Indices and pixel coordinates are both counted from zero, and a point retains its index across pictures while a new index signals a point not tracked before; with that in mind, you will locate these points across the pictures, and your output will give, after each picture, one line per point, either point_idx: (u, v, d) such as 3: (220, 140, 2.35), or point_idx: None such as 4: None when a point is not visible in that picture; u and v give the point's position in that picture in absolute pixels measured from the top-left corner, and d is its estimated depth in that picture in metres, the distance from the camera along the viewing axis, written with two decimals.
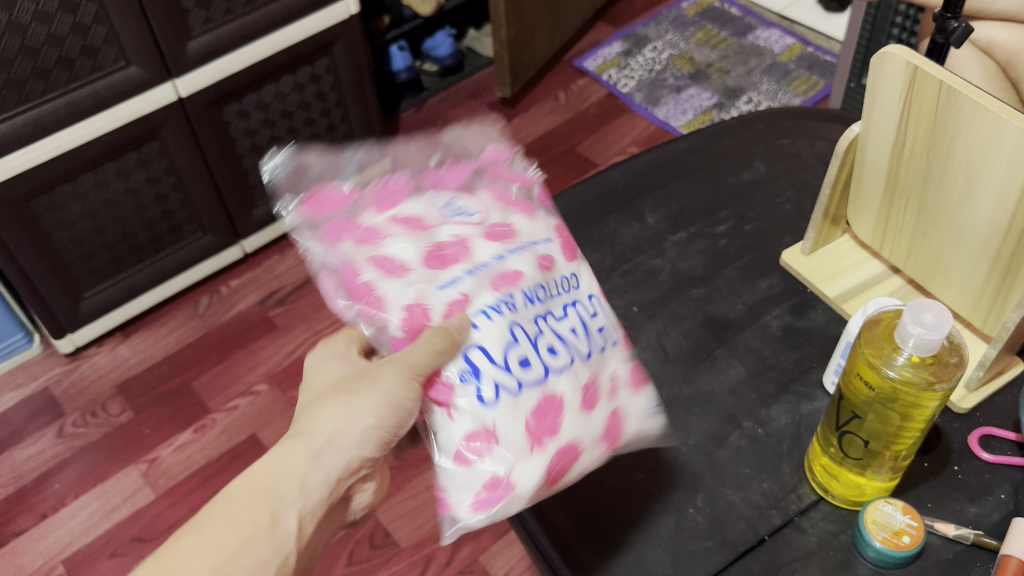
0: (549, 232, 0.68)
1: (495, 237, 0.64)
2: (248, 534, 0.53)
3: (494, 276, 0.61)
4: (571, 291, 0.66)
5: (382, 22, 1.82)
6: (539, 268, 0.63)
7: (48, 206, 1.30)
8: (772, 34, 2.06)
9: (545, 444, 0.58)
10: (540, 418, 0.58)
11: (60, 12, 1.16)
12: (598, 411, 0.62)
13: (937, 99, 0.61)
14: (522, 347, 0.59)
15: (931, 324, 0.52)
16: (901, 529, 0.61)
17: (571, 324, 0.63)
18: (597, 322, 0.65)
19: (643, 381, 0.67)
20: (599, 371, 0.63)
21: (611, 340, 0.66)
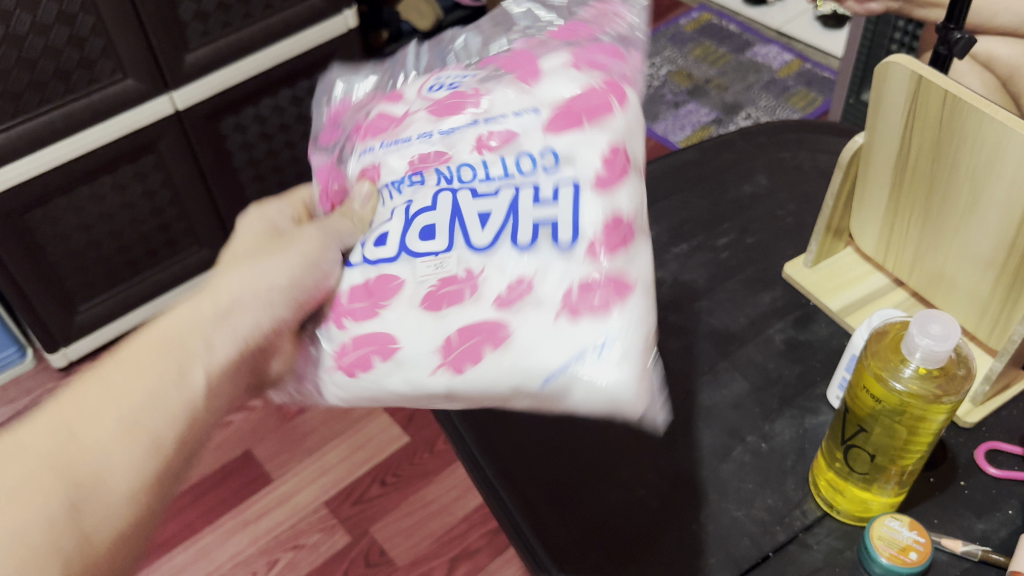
0: (544, 102, 0.57)
1: (444, 109, 0.59)
2: (151, 387, 0.51)
3: (417, 156, 0.58)
4: (530, 169, 0.54)
5: (381, 37, 1.84)
6: (474, 149, 0.56)
7: (44, 218, 1.30)
8: (771, 51, 2.07)
9: (442, 314, 0.53)
10: (452, 297, 0.53)
11: (57, 24, 1.15)
12: (517, 300, 0.52)
13: (942, 110, 0.60)
14: (437, 215, 0.55)
15: (939, 335, 0.51)
16: (908, 546, 0.60)
17: (486, 208, 0.54)
18: (538, 210, 0.53)
19: (595, 310, 0.51)
20: (491, 267, 0.53)
21: (553, 238, 0.52)
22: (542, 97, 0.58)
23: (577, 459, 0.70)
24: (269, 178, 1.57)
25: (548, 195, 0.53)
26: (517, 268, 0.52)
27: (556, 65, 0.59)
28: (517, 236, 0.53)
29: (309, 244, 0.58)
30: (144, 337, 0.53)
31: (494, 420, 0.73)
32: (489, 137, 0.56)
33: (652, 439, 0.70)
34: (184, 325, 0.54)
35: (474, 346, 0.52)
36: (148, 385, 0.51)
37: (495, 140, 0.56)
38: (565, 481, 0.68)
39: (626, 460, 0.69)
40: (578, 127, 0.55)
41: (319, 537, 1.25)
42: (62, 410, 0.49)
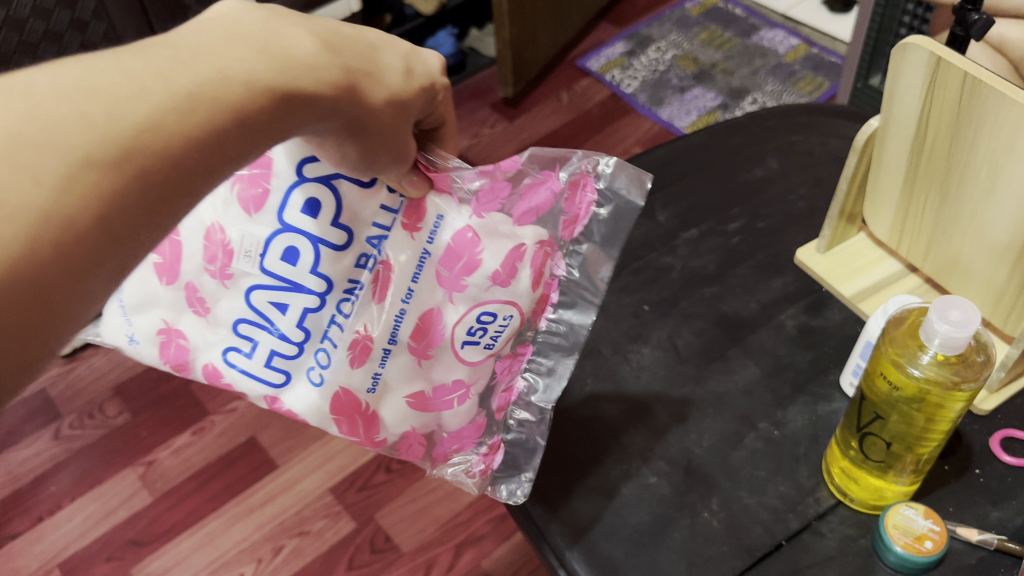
0: (398, 386, 0.61)
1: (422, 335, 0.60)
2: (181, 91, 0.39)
3: (438, 261, 0.59)
4: (321, 348, 0.60)
5: (384, 21, 1.83)
6: (356, 333, 0.59)
7: None
8: (776, 35, 2.05)
9: (206, 266, 0.59)
10: (198, 305, 0.61)
11: (59, 8, 1.14)
12: (191, 305, 0.61)
13: (961, 92, 0.59)
14: (287, 292, 0.58)
15: (959, 321, 0.51)
16: (923, 534, 0.59)
17: (295, 324, 0.59)
18: (259, 359, 0.60)
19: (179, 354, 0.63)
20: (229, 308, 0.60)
21: (242, 355, 0.61)
22: (397, 385, 0.61)
23: (588, 447, 0.69)
24: None
25: (246, 348, 0.60)
26: (212, 314, 0.61)
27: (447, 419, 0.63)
28: (238, 320, 0.60)
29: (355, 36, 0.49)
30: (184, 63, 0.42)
31: None
32: (356, 354, 0.60)
33: (663, 427, 0.70)
34: (227, 75, 0.41)
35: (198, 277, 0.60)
36: (120, 107, 0.37)
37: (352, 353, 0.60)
38: (576, 468, 0.68)
39: (636, 447, 0.69)
40: (338, 417, 0.61)
41: (324, 523, 1.25)
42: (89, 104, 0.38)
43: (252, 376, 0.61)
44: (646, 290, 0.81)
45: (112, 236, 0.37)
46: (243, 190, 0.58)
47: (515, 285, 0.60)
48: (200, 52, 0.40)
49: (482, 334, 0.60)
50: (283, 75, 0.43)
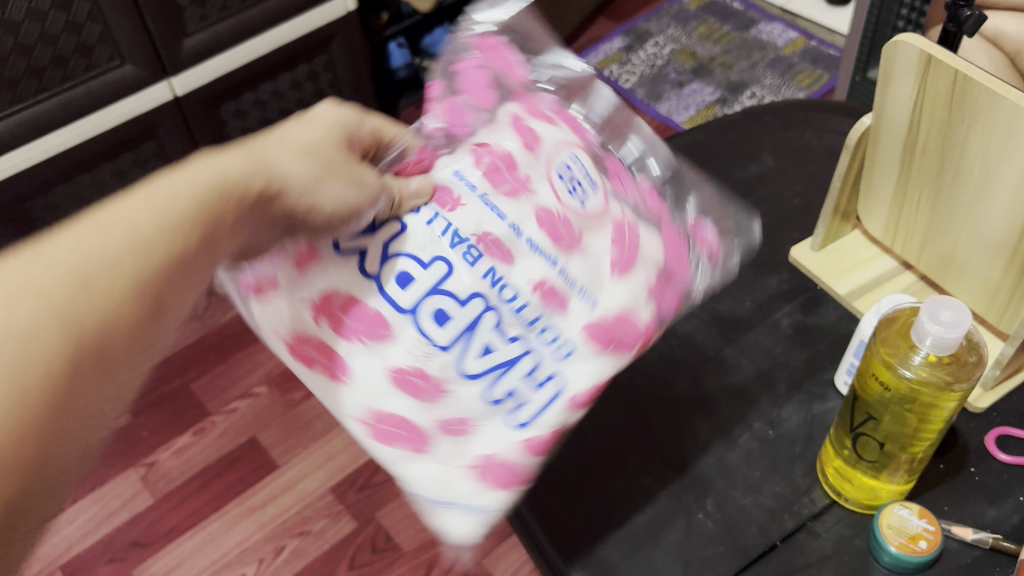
0: (591, 314, 0.57)
1: (553, 284, 0.55)
2: (143, 230, 0.44)
3: (486, 234, 0.54)
4: (534, 344, 0.55)
5: (381, 19, 1.82)
6: (531, 286, 0.54)
7: (44, 206, 1.29)
8: (775, 28, 2.04)
9: (359, 376, 0.55)
10: (400, 404, 0.55)
11: (53, 10, 1.14)
12: (440, 436, 0.56)
13: (951, 89, 0.59)
14: (433, 299, 0.53)
15: (950, 321, 0.50)
16: (918, 534, 0.59)
17: (482, 343, 0.54)
18: (521, 379, 0.55)
19: (464, 428, 0.56)
20: (437, 363, 0.53)
21: (489, 398, 0.55)
22: (594, 297, 0.57)
23: (582, 450, 0.69)
24: None
25: (526, 379, 0.55)
26: (445, 389, 0.54)
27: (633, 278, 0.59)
28: (486, 387, 0.54)
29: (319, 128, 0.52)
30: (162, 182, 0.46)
31: None
32: (545, 295, 0.55)
33: (657, 427, 0.70)
34: (119, 221, 0.44)
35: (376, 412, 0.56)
36: (111, 262, 0.43)
37: (548, 288, 0.55)
38: (571, 471, 0.67)
39: (630, 448, 0.69)
40: (603, 348, 0.57)
41: (325, 523, 1.25)
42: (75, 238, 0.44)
43: (541, 409, 0.56)
44: None
45: (122, 353, 0.45)
46: (251, 284, 0.58)
47: (543, 149, 0.60)
48: (162, 190, 0.46)
49: (570, 185, 0.58)
50: (268, 189, 0.48)
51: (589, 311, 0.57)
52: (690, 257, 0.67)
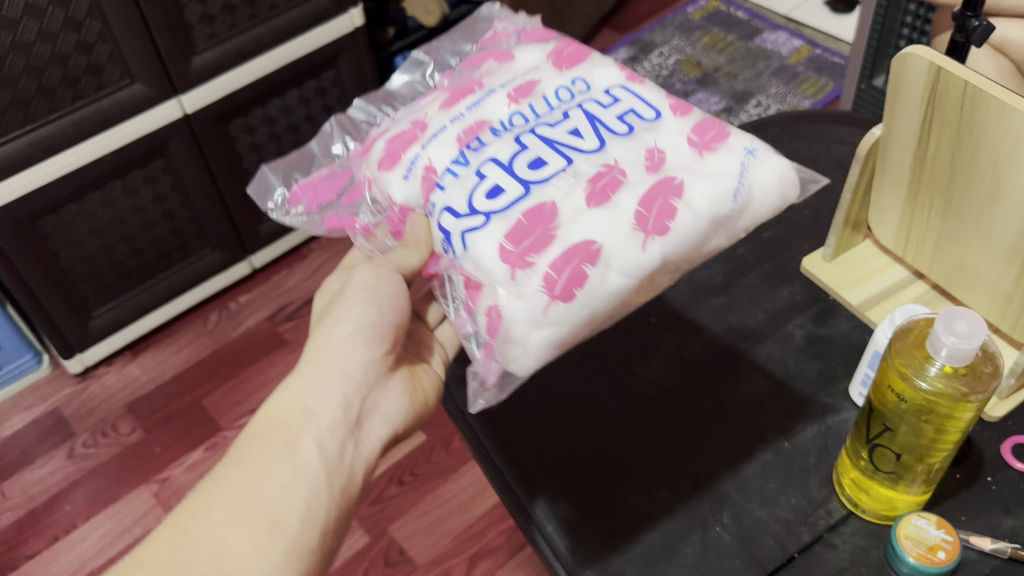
0: (535, 61, 0.70)
1: (518, 93, 0.67)
2: (269, 463, 0.60)
3: (458, 134, 0.65)
4: (573, 96, 0.66)
5: (387, 34, 1.82)
6: (508, 103, 0.66)
7: (56, 225, 1.30)
8: (779, 37, 2.05)
9: (535, 262, 0.57)
10: (583, 250, 0.57)
11: (64, 30, 1.15)
12: (626, 195, 0.59)
13: (961, 101, 0.59)
14: (492, 179, 0.61)
15: (965, 333, 0.50)
16: (936, 545, 0.59)
17: (569, 127, 0.63)
18: (612, 112, 0.65)
19: (662, 164, 0.61)
20: (619, 155, 0.61)
21: (639, 118, 0.64)
22: (523, 64, 0.70)
23: (595, 458, 0.69)
24: None
25: (607, 100, 0.66)
26: (626, 176, 0.60)
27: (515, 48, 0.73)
28: (606, 137, 0.62)
29: (364, 281, 0.66)
30: (259, 425, 0.63)
31: (512, 424, 0.73)
32: (518, 94, 0.67)
33: (672, 439, 0.70)
34: (267, 464, 0.60)
35: (577, 269, 0.56)
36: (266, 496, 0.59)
37: (512, 91, 0.67)
38: (589, 484, 0.68)
39: (645, 459, 0.69)
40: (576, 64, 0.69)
41: None
42: (232, 469, 0.60)
43: (637, 97, 0.66)
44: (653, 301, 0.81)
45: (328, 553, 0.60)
46: (495, 336, 0.59)
47: (378, 144, 0.69)
48: (283, 431, 0.62)
49: (408, 113, 0.71)
50: (359, 390, 0.65)
51: (538, 65, 0.70)
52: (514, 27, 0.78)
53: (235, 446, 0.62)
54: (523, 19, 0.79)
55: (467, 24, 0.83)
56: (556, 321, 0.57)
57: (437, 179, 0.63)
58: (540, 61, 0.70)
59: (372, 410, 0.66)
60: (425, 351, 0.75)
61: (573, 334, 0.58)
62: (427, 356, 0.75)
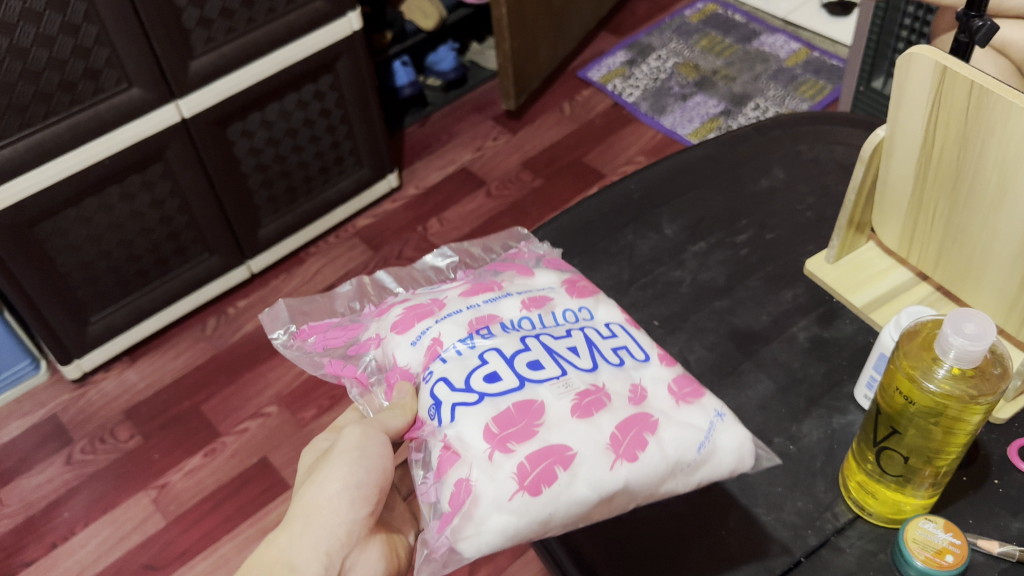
0: (551, 284, 0.67)
1: (533, 301, 0.63)
2: None
3: (469, 320, 0.60)
4: (578, 320, 0.63)
5: (385, 38, 1.81)
6: (522, 306, 0.63)
7: (54, 230, 1.29)
8: (777, 40, 2.05)
9: (514, 452, 0.52)
10: (559, 456, 0.52)
11: (61, 35, 1.15)
12: (605, 423, 0.55)
13: (968, 102, 0.59)
14: (492, 365, 0.57)
15: (974, 334, 0.50)
16: (944, 548, 0.58)
17: (571, 344, 0.60)
18: (610, 343, 0.61)
19: (647, 401, 0.58)
20: (609, 382, 0.58)
21: (634, 358, 0.61)
22: (538, 283, 0.67)
23: None
24: (277, 183, 1.56)
25: (607, 333, 0.62)
26: (611, 403, 0.56)
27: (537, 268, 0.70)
28: (601, 363, 0.59)
29: (352, 439, 0.60)
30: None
31: None
32: (533, 303, 0.63)
33: None
34: None
35: (549, 469, 0.52)
36: None
37: (526, 298, 0.63)
38: None
39: None
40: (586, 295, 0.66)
41: None
42: None
43: (635, 338, 0.63)
44: (656, 304, 0.80)
45: None
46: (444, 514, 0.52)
47: (392, 310, 0.65)
48: None
49: (424, 292, 0.66)
50: (342, 549, 0.59)
51: (551, 286, 0.66)
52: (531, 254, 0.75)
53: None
54: (544, 248, 0.77)
55: (499, 237, 0.79)
56: (507, 532, 0.51)
57: (442, 352, 0.58)
58: (554, 284, 0.67)
59: (350, 575, 0.59)
60: (402, 523, 0.67)
61: (526, 536, 0.52)
62: (404, 529, 0.67)
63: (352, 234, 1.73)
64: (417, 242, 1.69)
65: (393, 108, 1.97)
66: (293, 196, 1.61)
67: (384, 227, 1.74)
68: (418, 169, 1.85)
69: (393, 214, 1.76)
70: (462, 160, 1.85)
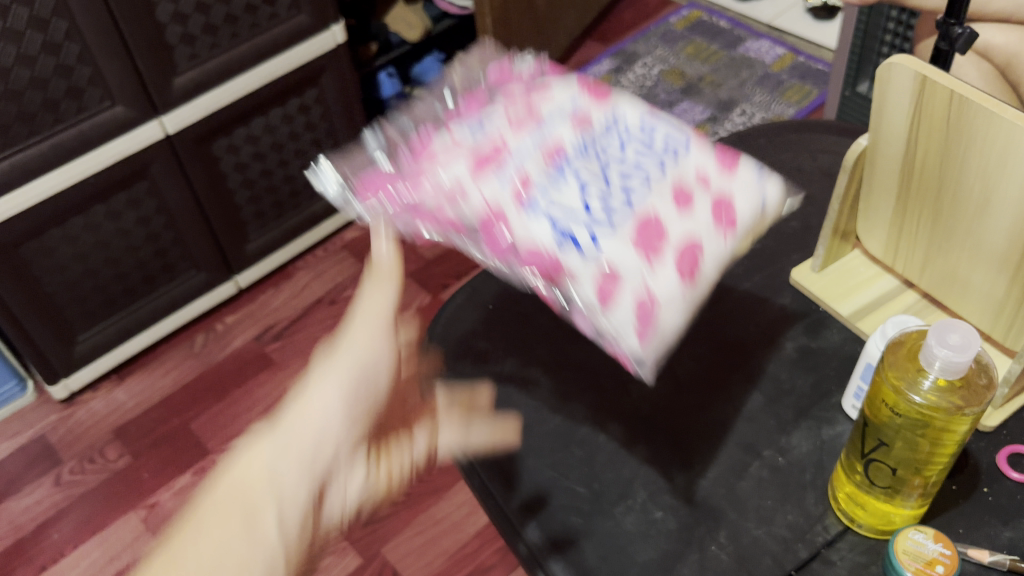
0: (563, 81, 0.72)
1: (567, 112, 0.68)
2: (217, 551, 0.54)
3: (532, 154, 0.64)
4: (614, 118, 0.68)
5: (370, 50, 1.81)
6: (567, 123, 0.67)
7: (38, 250, 1.28)
8: (762, 45, 2.05)
9: (661, 257, 0.59)
10: (682, 252, 0.59)
11: (43, 53, 1.14)
12: (702, 205, 0.62)
13: (948, 110, 0.59)
14: (591, 202, 0.61)
15: (958, 345, 0.50)
16: (934, 559, 0.58)
17: (632, 148, 0.65)
18: (657, 135, 0.66)
19: (718, 163, 0.65)
20: (682, 168, 0.64)
21: (677, 137, 0.67)
22: (555, 80, 0.72)
23: (587, 483, 0.68)
24: (264, 198, 1.56)
25: (645, 121, 0.68)
26: (694, 186, 0.63)
27: (532, 64, 0.75)
28: (659, 146, 0.65)
29: (373, 305, 0.62)
30: (212, 498, 0.57)
31: (501, 445, 0.71)
32: (573, 116, 0.67)
33: (664, 458, 0.69)
34: (217, 546, 0.54)
35: (688, 260, 0.59)
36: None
37: (562, 112, 0.68)
38: (582, 506, 0.67)
39: (638, 480, 0.68)
40: (605, 90, 0.71)
41: (330, 560, 1.24)
42: (180, 536, 0.55)
43: (662, 117, 0.69)
44: None
45: None
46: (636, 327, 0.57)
47: (438, 158, 0.67)
48: (240, 501, 0.56)
49: (467, 126, 0.69)
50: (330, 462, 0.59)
51: (569, 88, 0.71)
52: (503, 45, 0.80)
53: (189, 510, 0.56)
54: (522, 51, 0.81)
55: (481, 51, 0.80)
56: (683, 304, 0.59)
57: (530, 194, 0.62)
58: (572, 90, 0.70)
59: (334, 485, 0.61)
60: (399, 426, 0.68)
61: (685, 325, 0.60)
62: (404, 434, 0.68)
63: (340, 247, 1.73)
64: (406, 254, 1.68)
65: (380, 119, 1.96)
66: (280, 210, 1.60)
67: None
68: None
69: None
70: None
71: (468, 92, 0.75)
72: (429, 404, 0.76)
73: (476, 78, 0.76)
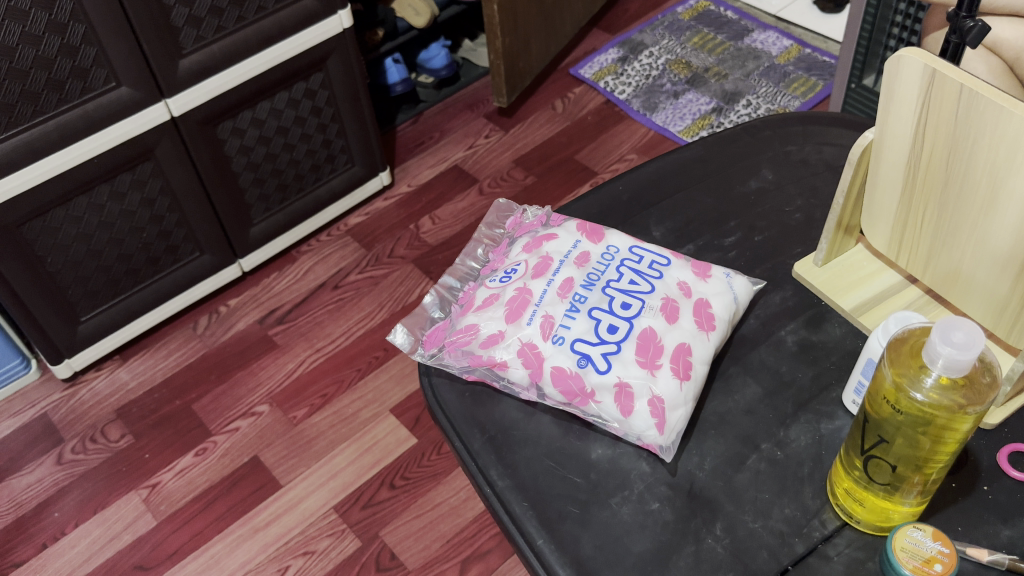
0: (572, 236, 0.81)
1: (577, 262, 0.78)
2: None
3: (556, 294, 0.76)
4: (614, 258, 0.79)
5: (377, 36, 1.80)
6: (578, 267, 0.78)
7: (42, 230, 1.28)
8: (769, 37, 2.04)
9: (661, 363, 0.71)
10: (679, 358, 0.71)
11: (48, 33, 1.14)
12: (688, 318, 0.74)
13: (957, 105, 0.59)
14: (605, 320, 0.73)
15: (962, 343, 0.50)
16: (932, 557, 0.57)
17: (628, 278, 0.77)
18: (645, 264, 0.78)
19: (699, 275, 0.78)
20: (666, 289, 0.76)
21: (663, 264, 0.78)
22: (568, 236, 0.81)
23: (584, 473, 0.68)
24: (268, 182, 1.55)
25: (637, 258, 0.79)
26: (680, 303, 0.75)
27: (543, 232, 0.83)
28: (645, 263, 0.78)
29: None
30: None
31: (498, 433, 0.71)
32: (580, 261, 0.78)
33: None
34: None
35: (684, 366, 0.71)
36: None
37: (574, 263, 0.78)
38: (579, 495, 0.67)
39: (634, 472, 0.68)
40: (601, 236, 0.81)
41: (329, 542, 1.24)
42: None
43: (647, 249, 0.80)
44: None
45: None
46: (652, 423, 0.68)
47: (480, 301, 0.78)
48: None
49: (499, 278, 0.79)
50: None
51: (573, 237, 0.81)
52: (510, 240, 0.87)
53: None
54: (533, 208, 0.89)
55: (495, 208, 0.92)
56: (688, 409, 0.69)
57: (556, 330, 0.73)
58: (576, 237, 0.81)
59: None
60: None
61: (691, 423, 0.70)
62: None
63: (344, 232, 1.72)
64: (409, 240, 1.68)
65: (384, 104, 1.95)
66: (284, 194, 1.60)
67: (376, 225, 1.73)
68: (411, 167, 1.84)
69: (386, 211, 1.75)
70: (454, 158, 1.84)
71: (492, 266, 0.83)
72: (429, 391, 0.76)
73: (496, 261, 0.84)
